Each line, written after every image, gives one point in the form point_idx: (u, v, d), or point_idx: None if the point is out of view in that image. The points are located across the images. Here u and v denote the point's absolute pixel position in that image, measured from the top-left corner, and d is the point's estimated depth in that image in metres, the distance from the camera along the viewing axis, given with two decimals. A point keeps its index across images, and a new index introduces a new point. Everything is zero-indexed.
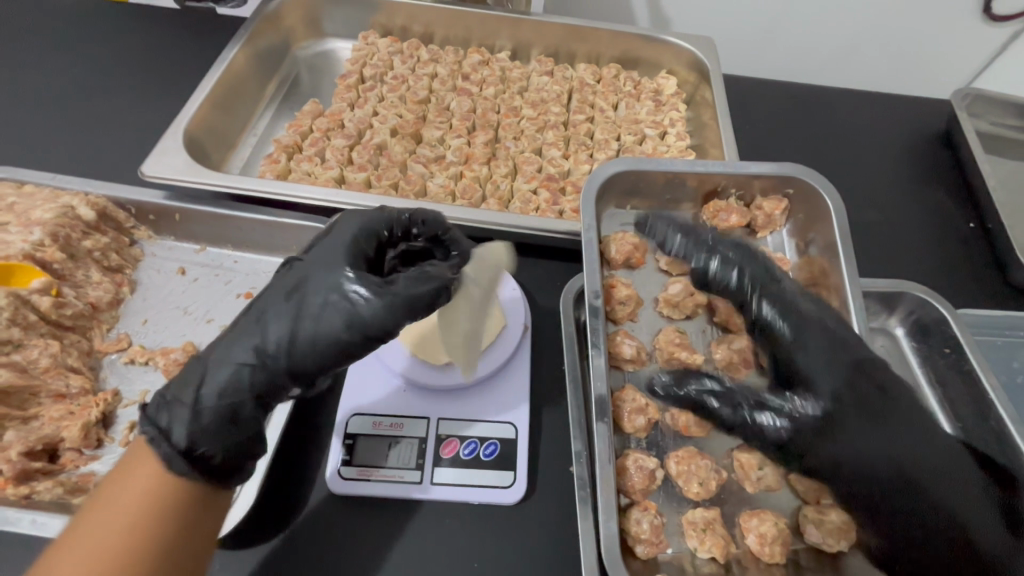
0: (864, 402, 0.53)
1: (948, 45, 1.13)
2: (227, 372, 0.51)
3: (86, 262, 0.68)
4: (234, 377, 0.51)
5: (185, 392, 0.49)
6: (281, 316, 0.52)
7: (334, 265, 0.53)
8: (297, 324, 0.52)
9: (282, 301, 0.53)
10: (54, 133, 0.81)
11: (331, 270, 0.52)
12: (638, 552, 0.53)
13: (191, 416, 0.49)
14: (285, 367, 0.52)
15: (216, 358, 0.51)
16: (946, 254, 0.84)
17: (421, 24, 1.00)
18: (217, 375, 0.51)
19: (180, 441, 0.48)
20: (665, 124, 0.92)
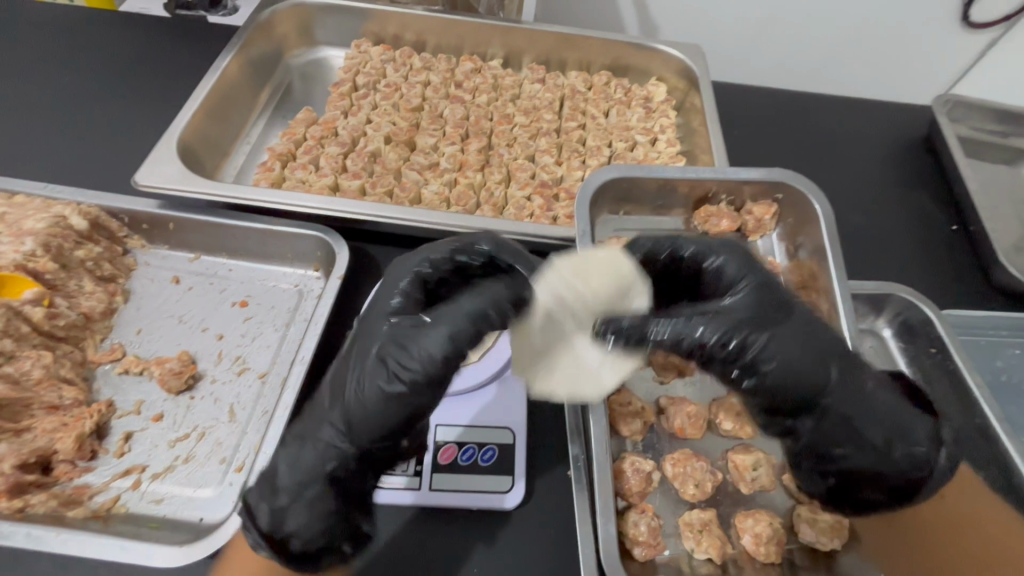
0: (828, 343, 0.50)
1: (929, 52, 1.16)
2: (303, 459, 0.49)
3: (79, 272, 0.68)
4: (311, 463, 0.49)
5: (275, 490, 0.49)
6: (340, 397, 0.49)
7: (379, 330, 0.48)
8: (349, 404, 0.47)
9: (339, 380, 0.49)
10: (44, 142, 0.81)
11: (376, 333, 0.48)
12: (636, 554, 0.53)
13: (282, 513, 0.48)
14: (358, 447, 0.48)
15: (292, 445, 0.50)
16: (930, 256, 0.86)
17: (413, 33, 1.01)
18: (298, 468, 0.49)
19: (269, 527, 0.48)
20: (655, 131, 0.93)
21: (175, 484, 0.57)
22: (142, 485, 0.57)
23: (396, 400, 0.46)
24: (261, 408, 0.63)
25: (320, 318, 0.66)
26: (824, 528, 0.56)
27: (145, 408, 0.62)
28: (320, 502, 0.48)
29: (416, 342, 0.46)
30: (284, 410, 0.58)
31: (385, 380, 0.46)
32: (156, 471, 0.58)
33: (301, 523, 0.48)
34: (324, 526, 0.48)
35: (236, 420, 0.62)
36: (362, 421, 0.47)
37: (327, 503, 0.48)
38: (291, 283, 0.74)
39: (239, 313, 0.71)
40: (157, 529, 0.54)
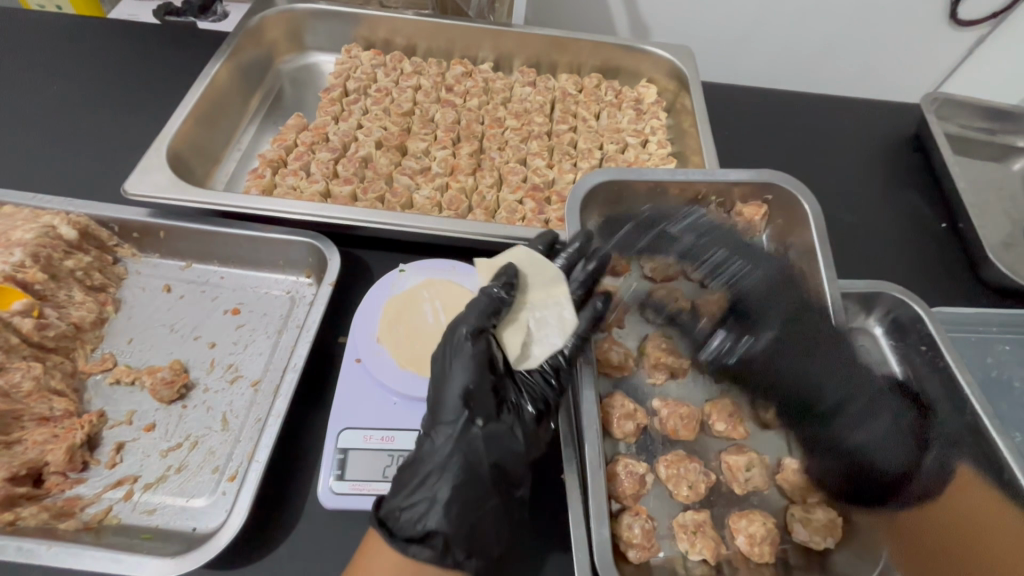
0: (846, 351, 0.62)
1: (916, 51, 1.17)
2: (431, 452, 0.53)
3: (69, 282, 0.67)
4: (436, 456, 0.52)
5: (405, 489, 0.52)
6: (449, 393, 0.54)
7: (454, 337, 0.56)
8: (454, 394, 0.54)
9: (445, 382, 0.55)
10: (33, 151, 0.80)
11: (452, 339, 0.56)
12: (631, 556, 0.53)
13: (398, 485, 0.52)
14: (469, 438, 0.52)
15: (420, 450, 0.53)
16: (919, 254, 0.87)
17: (403, 37, 1.01)
18: (421, 446, 0.54)
19: (405, 529, 0.50)
20: (646, 132, 0.93)
21: (168, 494, 0.57)
22: (135, 495, 0.57)
23: (466, 368, 0.54)
24: (255, 416, 0.63)
25: (311, 323, 0.65)
26: (818, 527, 0.56)
27: (136, 418, 0.62)
28: (430, 481, 0.51)
29: (465, 325, 0.56)
30: (276, 418, 0.58)
31: (461, 352, 0.55)
32: (148, 481, 0.58)
33: (410, 499, 0.51)
34: (426, 503, 0.50)
35: (229, 428, 0.62)
36: (450, 392, 0.54)
37: (437, 482, 0.51)
38: (284, 289, 0.74)
39: (232, 321, 0.71)
40: (149, 539, 0.54)
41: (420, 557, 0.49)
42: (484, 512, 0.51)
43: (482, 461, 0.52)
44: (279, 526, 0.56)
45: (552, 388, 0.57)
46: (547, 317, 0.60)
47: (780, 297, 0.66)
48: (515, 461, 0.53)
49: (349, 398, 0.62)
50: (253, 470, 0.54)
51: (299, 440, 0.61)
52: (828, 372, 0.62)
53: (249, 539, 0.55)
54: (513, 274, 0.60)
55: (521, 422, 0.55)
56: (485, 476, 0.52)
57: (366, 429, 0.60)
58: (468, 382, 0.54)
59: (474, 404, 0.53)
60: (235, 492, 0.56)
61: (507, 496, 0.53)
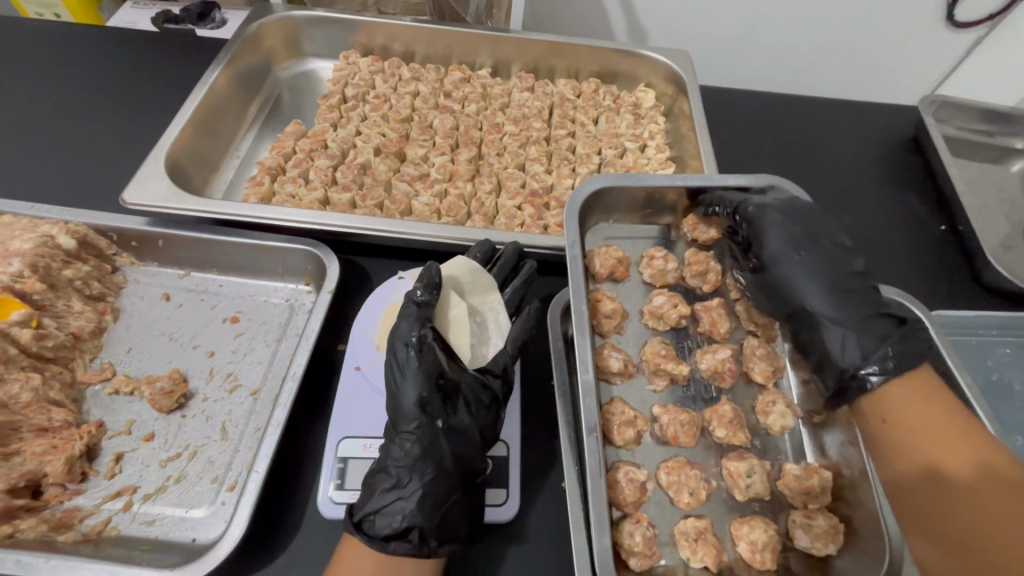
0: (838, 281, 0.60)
1: (913, 54, 1.17)
2: (399, 453, 0.54)
3: (67, 292, 0.67)
4: (404, 457, 0.53)
5: (382, 493, 0.52)
6: (403, 397, 0.55)
7: (396, 344, 0.57)
8: (409, 398, 0.55)
9: (398, 386, 0.56)
10: (33, 160, 0.80)
11: (396, 345, 0.57)
12: (632, 564, 0.53)
13: (370, 490, 0.53)
14: (430, 438, 0.54)
15: (389, 452, 0.54)
16: (918, 256, 0.87)
17: (401, 44, 1.01)
18: (390, 449, 0.55)
19: (384, 528, 0.51)
20: (644, 137, 0.94)
21: (167, 505, 0.57)
22: (134, 506, 0.57)
23: (416, 376, 0.55)
24: (254, 425, 0.63)
25: (311, 331, 0.64)
26: (819, 533, 0.56)
27: (135, 428, 0.62)
28: (399, 483, 0.53)
29: (406, 333, 0.57)
30: (276, 427, 0.57)
31: (408, 359, 0.56)
32: (148, 492, 0.58)
33: (384, 502, 0.52)
34: (399, 503, 0.52)
35: (228, 438, 0.62)
36: (404, 400, 0.55)
37: (406, 483, 0.52)
38: (282, 297, 0.74)
39: (231, 329, 0.71)
40: (149, 551, 0.54)
41: (400, 553, 0.50)
42: (453, 503, 0.53)
43: (445, 457, 0.54)
44: (279, 536, 0.56)
45: (497, 382, 0.60)
46: (486, 320, 0.63)
47: (798, 219, 0.63)
48: (473, 452, 0.55)
49: (349, 407, 0.62)
50: (253, 481, 0.54)
51: (299, 449, 0.61)
52: (836, 294, 0.60)
53: (249, 551, 0.55)
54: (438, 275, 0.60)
55: (474, 415, 0.57)
56: (450, 470, 0.53)
57: (367, 437, 0.60)
58: (421, 389, 0.55)
59: (431, 408, 0.55)
60: (235, 502, 0.56)
61: (471, 486, 0.55)
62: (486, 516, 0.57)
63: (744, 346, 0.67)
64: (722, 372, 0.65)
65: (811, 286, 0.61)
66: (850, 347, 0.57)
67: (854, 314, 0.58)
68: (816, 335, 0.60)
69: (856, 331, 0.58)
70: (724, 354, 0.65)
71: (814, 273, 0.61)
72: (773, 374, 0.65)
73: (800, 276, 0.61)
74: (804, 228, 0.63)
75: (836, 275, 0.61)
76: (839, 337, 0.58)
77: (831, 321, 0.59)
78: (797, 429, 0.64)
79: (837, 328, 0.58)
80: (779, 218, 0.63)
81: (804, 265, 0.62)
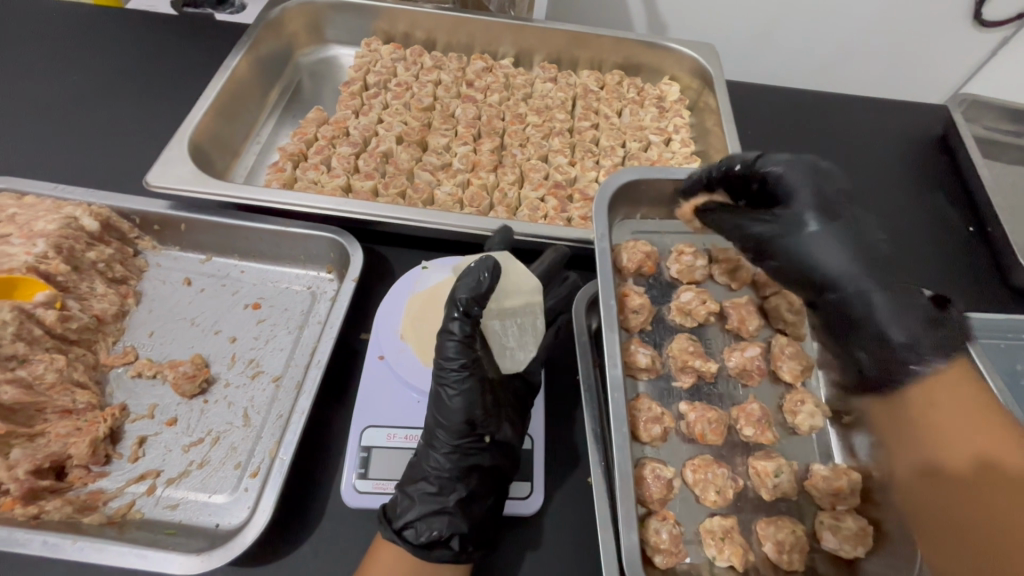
0: (873, 252, 0.54)
1: (942, 53, 1.15)
2: (443, 464, 0.54)
3: (91, 274, 0.67)
4: (447, 469, 0.53)
5: (423, 502, 0.52)
6: (455, 411, 0.53)
7: (446, 355, 0.53)
8: (459, 412, 0.53)
9: (447, 399, 0.54)
10: (55, 142, 0.80)
11: (447, 358, 0.53)
12: (658, 562, 0.52)
13: (407, 495, 0.53)
14: (474, 450, 0.54)
15: (433, 462, 0.54)
16: (948, 258, 0.86)
17: (423, 31, 1.00)
18: (430, 456, 0.54)
19: (424, 536, 0.50)
20: (669, 130, 0.92)
21: (191, 490, 0.57)
22: (157, 490, 0.57)
23: (468, 391, 0.54)
24: (277, 412, 0.62)
25: (335, 320, 0.64)
26: (848, 535, 0.55)
27: (158, 412, 0.62)
28: (441, 491, 0.53)
29: (455, 347, 0.53)
30: (300, 415, 0.57)
31: (457, 373, 0.53)
32: (171, 476, 0.58)
33: (425, 510, 0.52)
34: (442, 511, 0.52)
35: (250, 424, 0.62)
36: (454, 412, 0.53)
37: (447, 492, 0.53)
38: (304, 284, 0.74)
39: (253, 315, 0.70)
40: (173, 535, 0.54)
41: (443, 560, 0.50)
42: (489, 510, 0.53)
43: (488, 467, 0.54)
44: (301, 526, 0.55)
45: (523, 387, 0.60)
46: (526, 323, 0.60)
47: (822, 178, 0.55)
48: (508, 461, 0.56)
49: (374, 397, 0.61)
50: (279, 469, 0.54)
51: (320, 437, 0.61)
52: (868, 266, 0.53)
53: (272, 539, 0.54)
54: (490, 275, 0.53)
55: (514, 427, 0.57)
56: (488, 478, 0.54)
57: (391, 427, 0.59)
58: (470, 404, 0.53)
59: (479, 423, 0.54)
60: (258, 489, 0.55)
61: (503, 491, 0.55)
62: (514, 509, 0.56)
63: (773, 344, 0.66)
64: (750, 370, 0.64)
65: (839, 255, 0.54)
66: (895, 329, 0.51)
67: (885, 282, 0.52)
68: (841, 308, 0.54)
69: (897, 306, 0.51)
70: (753, 352, 0.64)
71: (842, 243, 0.54)
72: (802, 372, 0.64)
73: (831, 252, 0.54)
74: (832, 189, 0.55)
75: (869, 245, 0.54)
76: (873, 314, 0.52)
77: (877, 301, 0.52)
78: (825, 429, 0.63)
79: (883, 310, 0.52)
80: (802, 178, 0.55)
81: (834, 233, 0.54)
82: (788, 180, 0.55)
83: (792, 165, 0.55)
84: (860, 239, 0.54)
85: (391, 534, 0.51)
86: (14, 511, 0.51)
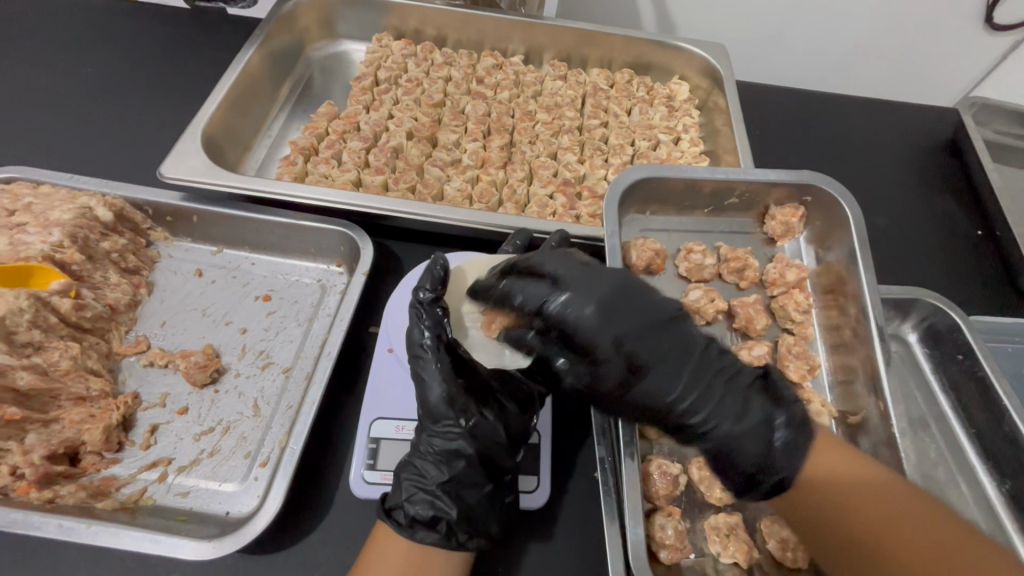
0: (694, 371, 0.52)
1: (953, 57, 1.15)
2: (426, 447, 0.54)
3: (104, 263, 0.68)
4: (431, 452, 0.54)
5: (408, 484, 0.53)
6: (427, 392, 0.55)
7: (414, 340, 0.56)
8: (430, 394, 0.54)
9: (420, 381, 0.55)
10: (70, 132, 0.81)
11: (415, 343, 0.56)
12: (662, 557, 0.53)
13: (399, 479, 0.54)
14: (456, 433, 0.54)
15: (418, 445, 0.55)
16: (956, 261, 0.85)
17: (434, 28, 1.00)
18: (419, 440, 0.55)
19: (404, 517, 0.51)
20: (679, 130, 0.93)
21: (201, 477, 0.58)
22: (168, 477, 0.57)
23: (441, 372, 0.54)
24: (286, 403, 0.63)
25: (346, 313, 0.64)
26: None
27: (170, 400, 0.62)
28: (426, 475, 0.53)
29: (421, 330, 0.56)
30: (311, 405, 0.58)
31: (430, 353, 0.55)
32: (182, 464, 0.58)
33: (411, 492, 0.52)
34: (426, 493, 0.52)
35: (260, 414, 0.62)
36: (431, 394, 0.54)
37: (432, 476, 0.53)
38: (314, 277, 0.74)
39: (263, 307, 0.71)
40: (185, 522, 0.54)
41: (427, 542, 0.50)
42: (483, 497, 0.53)
43: (474, 451, 0.54)
44: (310, 515, 0.56)
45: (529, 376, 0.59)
46: None
47: (625, 313, 0.52)
48: (503, 448, 0.55)
49: (383, 389, 0.62)
50: (288, 459, 0.54)
51: (329, 429, 0.61)
52: (698, 392, 0.52)
53: (283, 528, 0.55)
54: (444, 269, 0.57)
55: (507, 414, 0.56)
56: (479, 465, 0.53)
57: (399, 419, 0.60)
58: (443, 386, 0.54)
59: (455, 405, 0.54)
60: (267, 478, 0.56)
61: (503, 481, 0.55)
62: (520, 501, 0.56)
63: (780, 344, 0.67)
64: None
65: (670, 388, 0.52)
66: (744, 453, 0.51)
67: (725, 396, 0.52)
68: (696, 422, 0.52)
69: (742, 432, 0.51)
70: (760, 351, 0.64)
71: (669, 375, 0.52)
72: (808, 372, 0.64)
73: (659, 385, 0.52)
74: (607, 304, 0.52)
75: (693, 370, 0.52)
76: (725, 446, 0.52)
77: (719, 431, 0.52)
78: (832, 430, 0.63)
79: (722, 426, 0.52)
80: (603, 324, 0.51)
81: (656, 368, 0.52)
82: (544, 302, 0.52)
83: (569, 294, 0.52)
84: (676, 362, 0.52)
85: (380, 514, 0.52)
86: (30, 495, 0.52)
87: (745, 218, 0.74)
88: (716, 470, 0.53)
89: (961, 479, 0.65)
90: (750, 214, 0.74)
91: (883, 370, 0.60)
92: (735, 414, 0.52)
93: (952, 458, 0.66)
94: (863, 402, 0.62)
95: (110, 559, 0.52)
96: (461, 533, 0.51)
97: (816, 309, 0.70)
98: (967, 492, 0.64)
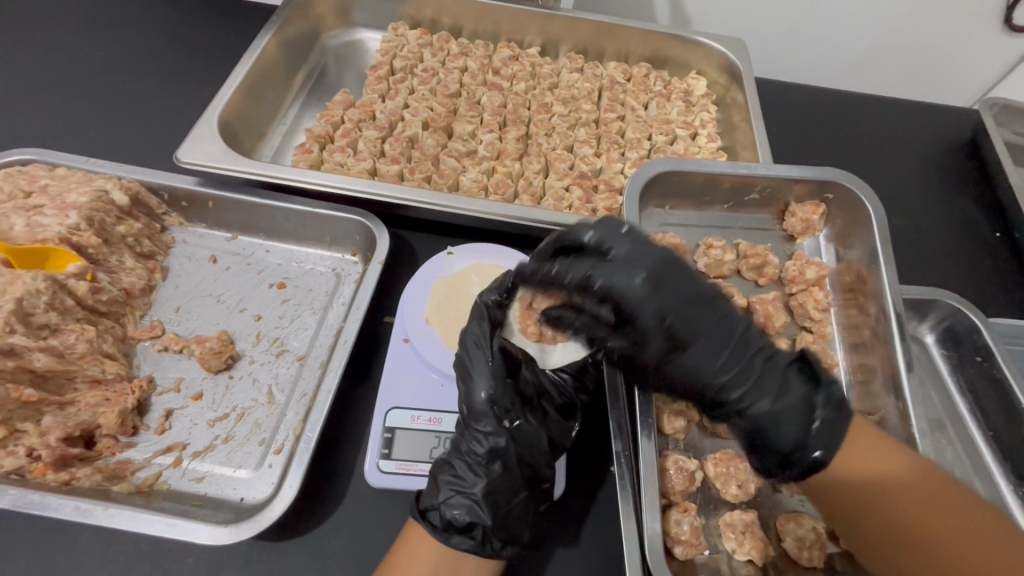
0: (737, 347, 0.49)
1: (973, 58, 1.13)
2: (466, 454, 0.53)
3: (120, 248, 0.67)
4: (471, 459, 0.53)
5: (444, 492, 0.51)
6: (473, 394, 0.54)
7: (466, 344, 0.56)
8: (475, 397, 0.54)
9: (465, 384, 0.55)
10: (84, 116, 0.80)
11: (467, 346, 0.56)
12: (677, 553, 0.52)
13: (434, 481, 0.53)
14: (499, 440, 0.53)
15: (456, 450, 0.54)
16: (974, 263, 0.85)
17: (450, 17, 0.99)
18: (456, 445, 0.54)
19: (439, 521, 0.50)
20: (696, 124, 0.91)
21: (216, 463, 0.57)
22: (183, 462, 0.57)
23: (487, 374, 0.54)
24: (301, 391, 0.63)
25: (362, 302, 0.64)
26: None
27: (184, 386, 0.62)
28: (463, 479, 0.52)
29: (474, 333, 0.56)
30: (327, 393, 0.57)
31: (481, 353, 0.55)
32: (196, 450, 0.58)
33: (447, 496, 0.51)
34: (462, 497, 0.51)
35: (275, 401, 0.62)
36: (475, 396, 0.54)
37: (470, 481, 0.52)
38: (328, 266, 0.74)
39: (277, 295, 0.71)
40: (200, 507, 0.54)
41: (462, 547, 0.49)
42: (518, 503, 0.52)
43: (513, 457, 0.53)
44: (324, 502, 0.56)
45: (569, 390, 0.59)
46: None
47: (676, 286, 0.47)
48: (541, 456, 0.54)
49: (398, 380, 0.61)
50: (304, 447, 0.54)
51: (344, 417, 0.61)
52: (735, 372, 0.49)
53: (298, 514, 0.55)
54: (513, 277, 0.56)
55: (545, 422, 0.56)
56: (517, 471, 0.53)
57: (415, 409, 0.59)
58: (489, 390, 0.54)
59: (500, 409, 0.54)
60: (282, 466, 0.56)
61: (537, 489, 0.54)
62: (547, 496, 0.56)
63: (797, 342, 0.66)
64: None
65: (709, 363, 0.48)
66: (783, 427, 0.49)
67: (765, 371, 0.49)
68: (737, 397, 0.49)
69: (776, 411, 0.49)
70: None
71: (710, 351, 0.48)
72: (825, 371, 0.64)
73: (696, 361, 0.49)
74: (668, 285, 0.47)
75: (733, 352, 0.49)
76: (761, 426, 0.49)
77: (760, 410, 0.49)
78: None
79: (762, 399, 0.49)
80: (649, 296, 0.46)
81: (694, 343, 0.48)
82: (596, 271, 0.47)
83: (623, 271, 0.46)
84: (719, 341, 0.48)
85: (413, 516, 0.52)
86: (46, 476, 0.52)
87: (765, 214, 0.73)
88: (752, 447, 0.50)
89: (977, 481, 0.64)
90: (769, 211, 0.73)
91: (903, 371, 0.59)
92: (773, 391, 0.49)
93: (968, 460, 0.66)
94: (882, 402, 0.62)
95: (125, 542, 0.52)
96: (495, 542, 0.50)
97: (835, 307, 0.69)
98: (983, 494, 0.64)
